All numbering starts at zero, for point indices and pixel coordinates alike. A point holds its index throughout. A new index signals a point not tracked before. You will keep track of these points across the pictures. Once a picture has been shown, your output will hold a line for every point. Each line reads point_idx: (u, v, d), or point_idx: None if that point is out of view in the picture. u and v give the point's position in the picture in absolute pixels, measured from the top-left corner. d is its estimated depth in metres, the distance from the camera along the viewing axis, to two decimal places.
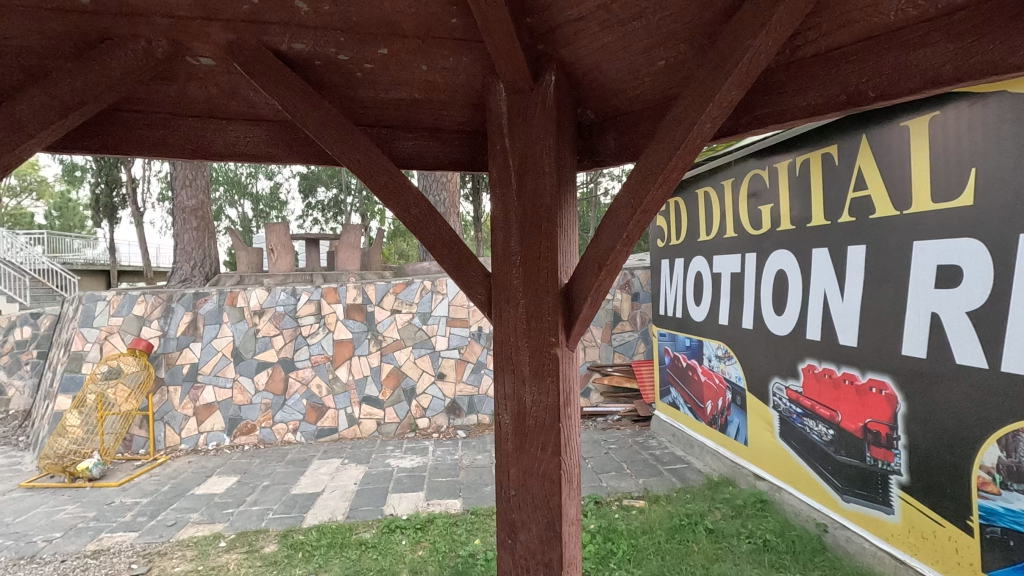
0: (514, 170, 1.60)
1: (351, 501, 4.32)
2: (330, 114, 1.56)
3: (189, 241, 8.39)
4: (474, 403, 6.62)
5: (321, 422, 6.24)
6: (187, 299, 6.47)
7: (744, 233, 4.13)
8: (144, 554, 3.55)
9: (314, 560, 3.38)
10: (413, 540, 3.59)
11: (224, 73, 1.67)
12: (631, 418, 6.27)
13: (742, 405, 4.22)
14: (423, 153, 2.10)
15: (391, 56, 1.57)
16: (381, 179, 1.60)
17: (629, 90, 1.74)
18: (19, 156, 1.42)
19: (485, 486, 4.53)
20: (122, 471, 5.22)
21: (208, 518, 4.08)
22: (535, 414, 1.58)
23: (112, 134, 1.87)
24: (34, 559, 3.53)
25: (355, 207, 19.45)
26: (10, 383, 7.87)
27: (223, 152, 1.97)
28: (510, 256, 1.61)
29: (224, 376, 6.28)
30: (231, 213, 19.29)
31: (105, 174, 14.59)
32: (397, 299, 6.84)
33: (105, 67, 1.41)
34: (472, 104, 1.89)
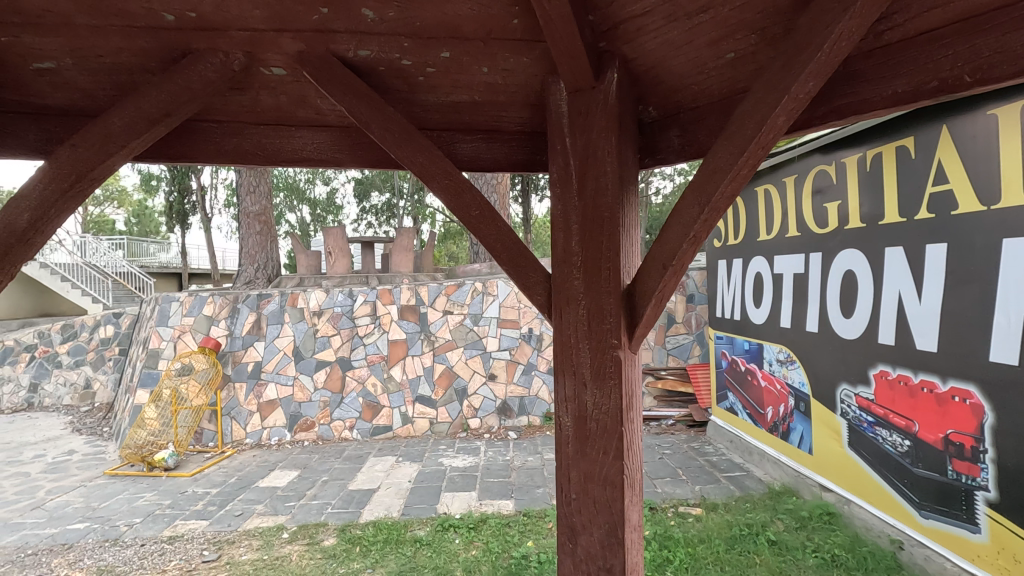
0: (575, 170, 1.58)
1: (406, 498, 4.40)
2: (393, 118, 1.59)
3: (253, 245, 8.81)
4: (525, 404, 6.60)
5: (376, 420, 6.37)
6: (251, 300, 6.82)
7: (808, 232, 3.94)
8: (214, 542, 3.74)
9: (371, 555, 3.46)
10: (467, 539, 3.62)
11: (293, 82, 1.74)
12: (687, 423, 6.08)
13: (806, 412, 4.02)
14: (481, 155, 2.11)
15: (452, 59, 1.59)
16: (442, 181, 1.62)
17: (694, 85, 1.69)
18: (110, 166, 1.52)
19: (538, 487, 4.52)
20: (193, 462, 5.51)
21: (272, 510, 4.26)
22: (597, 417, 1.56)
23: (191, 143, 1.98)
24: (117, 542, 3.79)
25: (407, 210, 19.87)
26: (95, 377, 8.49)
27: (292, 158, 2.05)
28: (570, 256, 1.59)
29: (286, 374, 6.55)
30: (291, 217, 20.14)
31: (177, 182, 15.55)
32: (449, 300, 6.96)
33: (187, 79, 1.49)
34: (531, 104, 1.88)
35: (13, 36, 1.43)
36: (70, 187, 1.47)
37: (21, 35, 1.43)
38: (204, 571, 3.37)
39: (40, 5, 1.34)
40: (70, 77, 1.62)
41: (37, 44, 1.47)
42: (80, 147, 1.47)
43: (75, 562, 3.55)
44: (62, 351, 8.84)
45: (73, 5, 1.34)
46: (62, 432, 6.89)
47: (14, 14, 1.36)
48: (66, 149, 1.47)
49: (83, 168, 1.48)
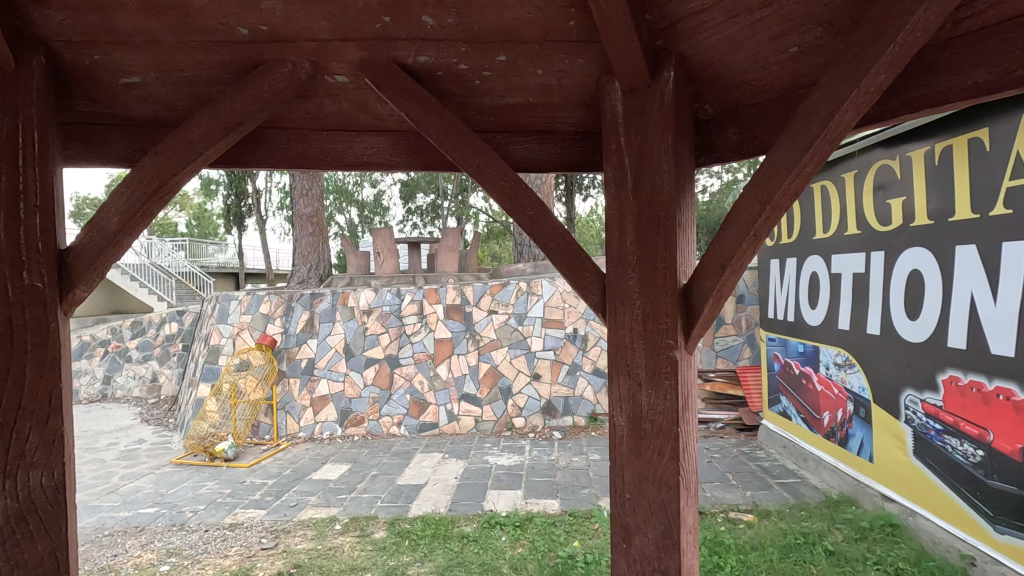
0: (630, 169, 1.57)
1: (453, 495, 4.47)
2: (450, 121, 1.63)
3: (306, 246, 9.15)
4: (569, 405, 6.55)
5: (423, 417, 6.48)
6: (305, 300, 7.13)
7: (868, 230, 3.77)
8: (272, 531, 3.91)
9: (420, 548, 3.55)
10: (513, 537, 3.65)
11: (355, 89, 1.80)
12: (737, 427, 5.92)
13: (866, 418, 3.85)
14: (534, 156, 2.13)
15: (509, 62, 1.61)
16: (498, 183, 1.65)
17: (754, 81, 1.65)
18: (189, 173, 1.62)
19: (583, 488, 4.50)
20: (251, 454, 5.77)
21: (325, 502, 4.42)
22: (652, 417, 1.55)
23: (259, 150, 2.08)
24: (184, 527, 4.03)
25: (451, 211, 20.13)
26: (161, 371, 9.01)
27: (352, 161, 2.12)
28: (625, 254, 1.58)
29: (337, 370, 6.76)
30: (340, 219, 20.77)
31: (235, 187, 16.33)
32: (494, 300, 7.04)
33: (258, 89, 1.58)
34: (585, 105, 1.89)
35: (105, 54, 1.54)
36: (155, 192, 1.57)
37: (111, 53, 1.54)
38: (263, 558, 3.53)
39: (131, 25, 1.45)
40: (153, 90, 1.74)
41: (126, 61, 1.58)
42: (163, 155, 1.57)
43: (146, 544, 3.79)
44: (132, 346, 9.44)
45: (158, 23, 1.44)
46: (133, 422, 7.36)
47: (106, 33, 1.47)
48: (150, 157, 1.57)
49: (166, 174, 1.57)
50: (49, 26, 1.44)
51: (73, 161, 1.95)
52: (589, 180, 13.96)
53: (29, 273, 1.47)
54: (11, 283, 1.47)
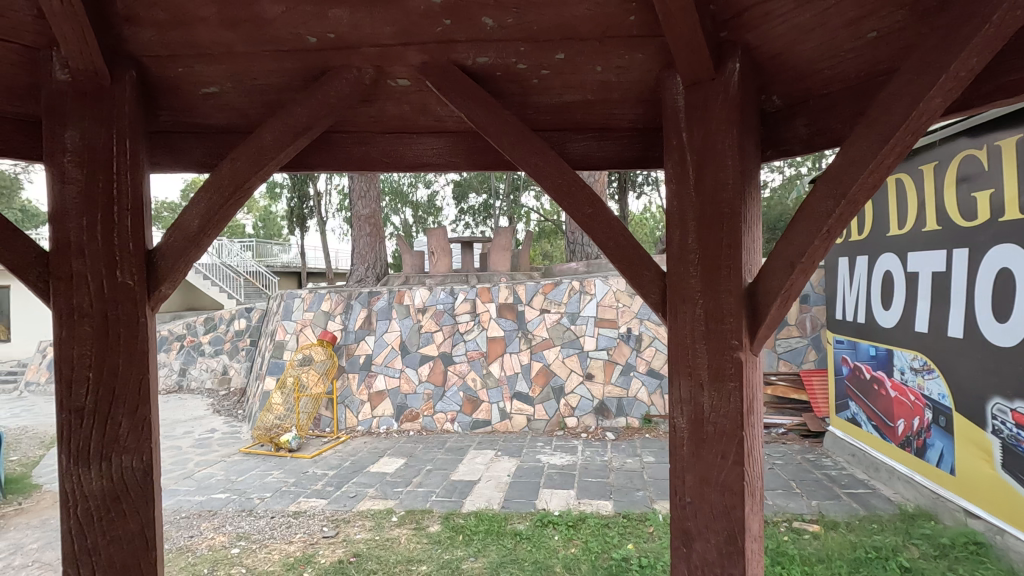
0: (692, 165, 1.53)
1: (505, 492, 4.51)
2: (508, 120, 1.64)
3: (364, 246, 9.46)
4: (623, 405, 6.45)
5: (476, 414, 6.55)
6: (363, 298, 7.40)
7: (950, 226, 3.52)
8: (333, 520, 4.07)
9: (474, 544, 3.59)
10: (566, 536, 3.64)
11: (416, 92, 1.84)
12: (800, 433, 5.63)
13: (947, 427, 3.59)
14: (592, 154, 2.12)
15: (567, 60, 1.60)
16: (556, 181, 1.65)
17: (827, 70, 1.57)
18: (261, 177, 1.70)
19: (637, 490, 4.43)
20: (313, 445, 6.02)
21: (382, 494, 4.56)
22: (715, 420, 1.50)
23: (325, 153, 2.16)
24: (252, 513, 4.25)
25: (503, 211, 20.22)
26: (231, 365, 9.54)
27: (413, 162, 2.18)
28: (686, 253, 1.53)
29: (393, 366, 6.95)
30: (395, 220, 21.29)
31: (298, 189, 17.09)
32: (546, 299, 7.04)
33: (326, 95, 1.64)
34: (644, 101, 1.85)
35: (187, 67, 1.65)
36: (231, 195, 1.65)
37: (193, 65, 1.65)
38: (325, 546, 3.67)
39: (210, 38, 1.54)
40: (229, 99, 1.85)
41: (205, 72, 1.69)
42: (238, 160, 1.66)
43: (219, 527, 4.02)
44: (205, 341, 10.05)
45: (234, 35, 1.53)
46: (206, 413, 7.83)
47: (189, 48, 1.57)
48: (226, 162, 1.66)
49: (241, 179, 1.65)
50: (140, 42, 1.56)
51: (159, 168, 2.10)
52: (642, 177, 13.72)
53: (121, 272, 1.60)
54: (106, 281, 1.59)
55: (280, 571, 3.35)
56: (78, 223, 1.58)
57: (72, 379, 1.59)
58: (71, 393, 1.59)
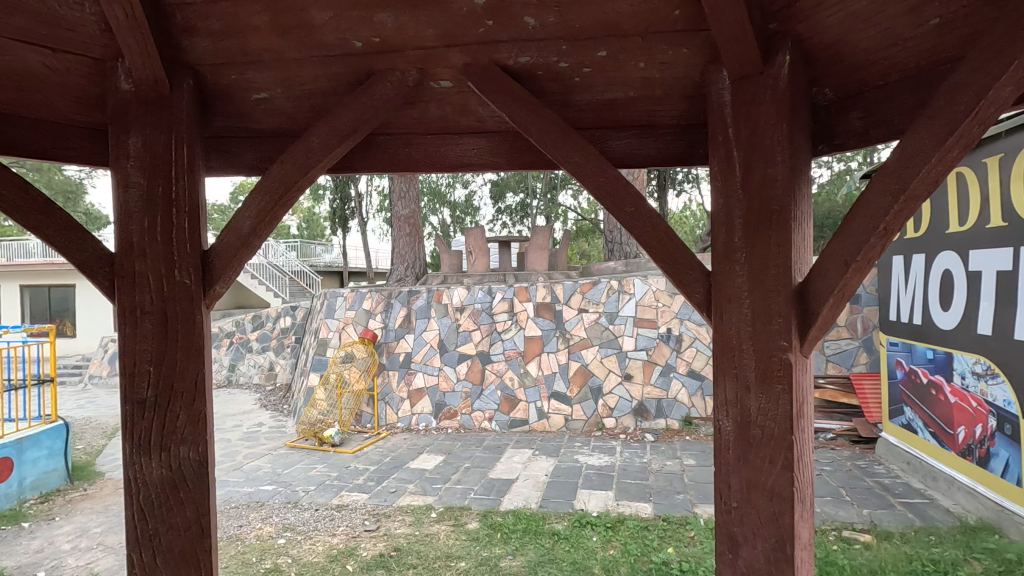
0: (739, 161, 1.49)
1: (543, 491, 4.51)
2: (550, 119, 1.64)
3: (403, 246, 9.62)
4: (662, 407, 6.35)
5: (514, 413, 6.57)
6: (403, 297, 7.54)
7: (1017, 222, 3.32)
8: (374, 514, 4.16)
9: (512, 542, 3.61)
10: (604, 538, 3.61)
11: (458, 93, 1.86)
12: (850, 439, 5.39)
13: (1013, 436, 3.39)
14: (634, 151, 2.10)
15: (609, 57, 1.59)
16: (597, 179, 1.63)
17: (884, 60, 1.51)
18: (309, 180, 1.74)
19: (678, 493, 4.35)
20: (355, 440, 6.16)
21: (421, 490, 4.63)
22: (762, 423, 1.46)
23: (369, 155, 2.21)
24: (297, 504, 4.39)
25: (540, 210, 20.20)
26: (277, 361, 9.87)
27: (456, 163, 2.21)
28: (732, 252, 1.49)
29: (432, 364, 7.04)
30: (433, 220, 21.56)
31: (340, 191, 17.51)
32: (584, 299, 6.99)
33: (370, 98, 1.68)
34: (688, 97, 1.82)
35: (240, 73, 1.71)
36: (281, 197, 1.71)
37: (245, 72, 1.71)
38: (366, 539, 3.76)
39: (262, 45, 1.60)
40: (278, 103, 1.91)
41: (256, 78, 1.75)
42: (287, 163, 1.71)
43: (266, 517, 4.17)
44: (253, 338, 10.44)
45: (284, 42, 1.58)
46: (254, 407, 8.12)
47: (241, 55, 1.64)
48: (277, 165, 1.71)
49: (290, 181, 1.70)
50: (196, 51, 1.63)
51: (213, 171, 2.19)
52: (683, 174, 13.44)
53: (179, 271, 1.67)
54: (165, 280, 1.67)
55: (324, 562, 3.45)
56: (140, 224, 1.66)
57: (135, 372, 1.67)
58: (133, 386, 1.67)
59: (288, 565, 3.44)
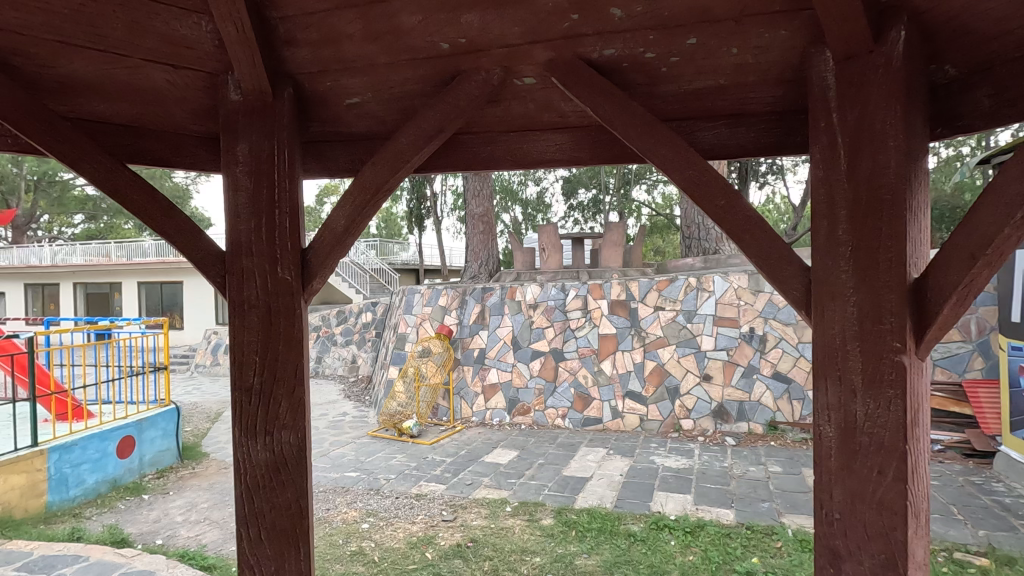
0: (844, 148, 1.39)
1: (618, 491, 4.44)
2: (635, 112, 1.60)
3: (477, 243, 9.79)
4: (744, 410, 6.06)
5: (587, 411, 6.50)
6: (477, 294, 7.70)
7: None
8: (451, 505, 4.27)
9: (587, 540, 3.58)
10: (683, 542, 3.50)
11: (541, 89, 1.87)
12: (962, 452, 4.89)
13: None
14: (724, 142, 2.03)
15: (699, 45, 1.53)
16: (686, 172, 1.58)
17: (1020, 30, 1.36)
18: (399, 179, 1.81)
19: (763, 501, 4.14)
20: (432, 432, 6.36)
21: (496, 484, 4.70)
22: (870, 431, 1.35)
23: (454, 154, 2.27)
24: (379, 492, 4.59)
25: (613, 206, 19.83)
26: (358, 354, 10.35)
27: (538, 159, 2.22)
28: (836, 246, 1.39)
29: (505, 360, 7.11)
30: (506, 217, 21.77)
31: (416, 191, 18.09)
32: (661, 296, 6.81)
33: (456, 98, 1.71)
34: (786, 82, 1.72)
35: (335, 80, 1.81)
36: (372, 197, 1.78)
37: (340, 78, 1.80)
38: (444, 529, 3.86)
39: (356, 52, 1.67)
40: (369, 108, 2.00)
41: (350, 84, 1.84)
42: (379, 164, 1.77)
43: (351, 502, 4.39)
44: (337, 331, 11.04)
45: (376, 48, 1.65)
46: (339, 397, 8.58)
47: (337, 63, 1.72)
48: (368, 167, 1.78)
49: (381, 181, 1.77)
50: (296, 61, 1.73)
51: (310, 174, 2.34)
52: (766, 165, 12.75)
53: (282, 268, 1.79)
54: (269, 276, 1.79)
55: (405, 549, 3.58)
56: (247, 225, 1.79)
57: (243, 362, 1.81)
58: (242, 374, 1.81)
59: (371, 549, 3.60)
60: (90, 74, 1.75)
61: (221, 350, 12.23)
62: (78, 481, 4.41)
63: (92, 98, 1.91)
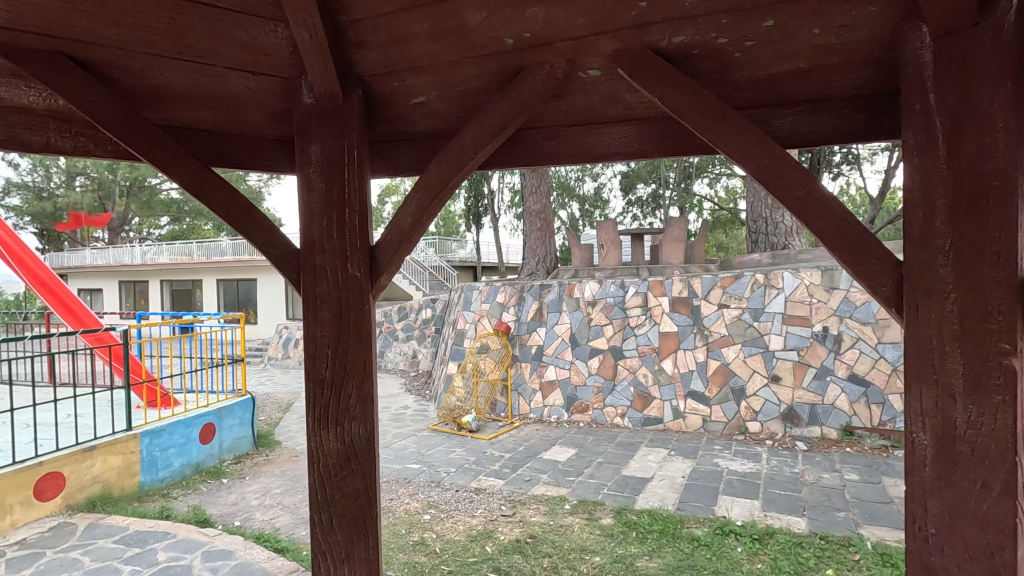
0: (944, 132, 1.27)
1: (680, 493, 4.32)
2: (707, 101, 1.53)
3: (535, 240, 9.80)
4: (817, 413, 5.74)
5: (647, 411, 6.36)
6: (535, 291, 7.70)
7: None
8: (510, 500, 4.30)
9: (648, 542, 3.51)
10: (750, 550, 3.36)
11: (607, 81, 1.83)
12: None
13: None
14: (802, 129, 1.92)
15: (777, 27, 1.46)
16: (761, 162, 1.50)
17: None
18: (463, 177, 1.82)
19: (838, 510, 3.90)
20: (490, 428, 6.42)
21: (555, 481, 4.68)
22: (973, 439, 1.24)
23: (517, 150, 2.27)
24: (440, 484, 4.68)
25: (673, 200, 19.30)
26: (419, 349, 10.60)
27: (602, 153, 2.19)
28: (932, 239, 1.28)
29: (563, 358, 7.07)
30: (563, 214, 21.65)
31: (473, 189, 18.30)
32: (725, 293, 6.56)
33: (520, 93, 1.70)
34: (873, 63, 1.60)
35: (402, 80, 1.85)
36: (437, 194, 1.80)
37: (406, 78, 1.84)
38: (503, 523, 3.90)
39: (422, 52, 1.70)
40: (434, 106, 2.04)
41: (416, 84, 1.87)
42: (443, 162, 1.79)
43: (413, 493, 4.50)
44: (398, 327, 11.36)
45: (442, 47, 1.67)
46: (401, 391, 8.83)
47: (403, 63, 1.75)
48: (434, 165, 1.79)
49: (445, 179, 1.78)
50: (365, 64, 1.78)
51: (377, 173, 2.42)
52: (840, 155, 12.03)
53: (352, 265, 1.84)
54: (340, 273, 1.85)
55: (465, 541, 3.63)
56: (320, 223, 1.86)
57: (317, 355, 1.88)
58: (316, 366, 1.89)
59: (433, 540, 3.67)
60: (178, 83, 1.87)
61: (291, 343, 12.86)
62: (166, 463, 4.76)
63: (180, 107, 2.04)
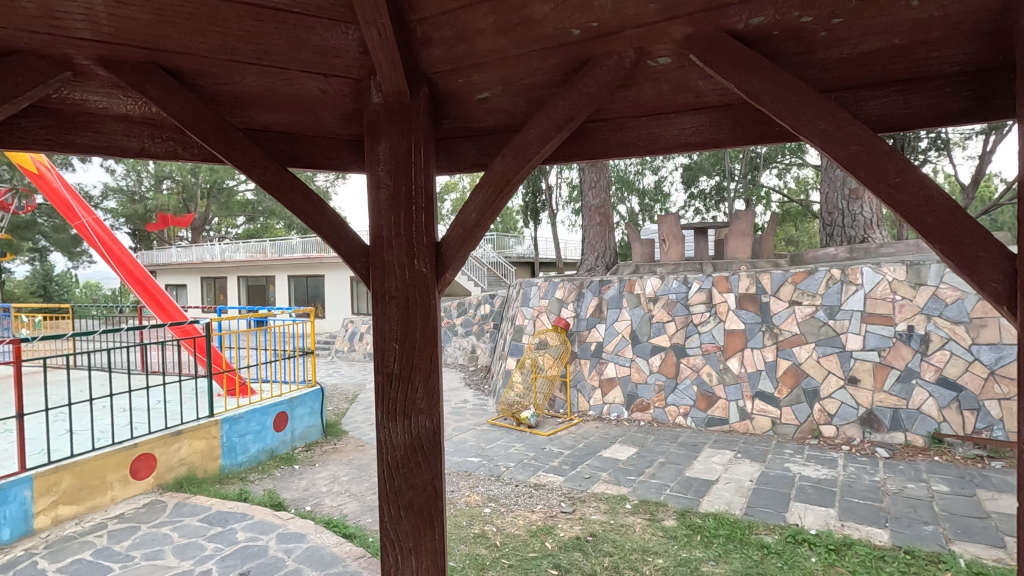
0: None
1: (748, 498, 4.15)
2: (789, 85, 1.44)
3: (594, 236, 9.66)
4: (900, 419, 5.34)
5: (711, 411, 6.15)
6: (595, 287, 7.60)
7: None
8: (570, 497, 4.27)
9: (714, 547, 3.39)
10: (826, 561, 3.17)
11: (676, 68, 1.76)
12: None
13: None
14: (894, 112, 1.78)
15: (868, 1, 1.35)
16: (850, 148, 1.40)
17: None
18: (528, 171, 1.80)
19: (926, 524, 3.62)
20: (549, 424, 6.41)
21: (615, 480, 4.61)
22: None
23: (582, 144, 2.25)
24: (500, 479, 4.72)
25: (739, 193, 18.54)
26: (478, 344, 10.72)
27: (671, 144, 2.12)
28: None
29: (624, 355, 6.95)
30: (622, 209, 21.26)
31: (531, 185, 18.28)
32: (797, 289, 6.22)
33: (586, 85, 1.66)
34: (982, 35, 1.45)
35: (468, 76, 1.85)
36: (502, 189, 1.79)
37: (472, 74, 1.85)
38: (563, 520, 3.87)
39: (488, 47, 1.69)
40: (499, 101, 2.04)
41: (481, 79, 1.88)
42: (507, 157, 1.77)
43: (473, 486, 4.56)
44: (458, 322, 11.54)
45: (507, 41, 1.66)
46: (460, 385, 8.97)
47: (468, 59, 1.76)
48: (499, 160, 1.78)
49: (510, 174, 1.77)
50: (431, 61, 1.80)
51: (442, 170, 2.45)
52: (927, 140, 11.16)
53: (419, 261, 1.87)
54: (407, 268, 1.88)
55: (525, 536, 3.64)
56: (388, 219, 1.89)
57: (385, 349, 1.92)
58: (384, 360, 1.93)
59: (493, 533, 3.71)
60: (257, 87, 1.95)
61: (356, 338, 13.35)
62: (244, 449, 5.06)
63: (259, 109, 2.14)
